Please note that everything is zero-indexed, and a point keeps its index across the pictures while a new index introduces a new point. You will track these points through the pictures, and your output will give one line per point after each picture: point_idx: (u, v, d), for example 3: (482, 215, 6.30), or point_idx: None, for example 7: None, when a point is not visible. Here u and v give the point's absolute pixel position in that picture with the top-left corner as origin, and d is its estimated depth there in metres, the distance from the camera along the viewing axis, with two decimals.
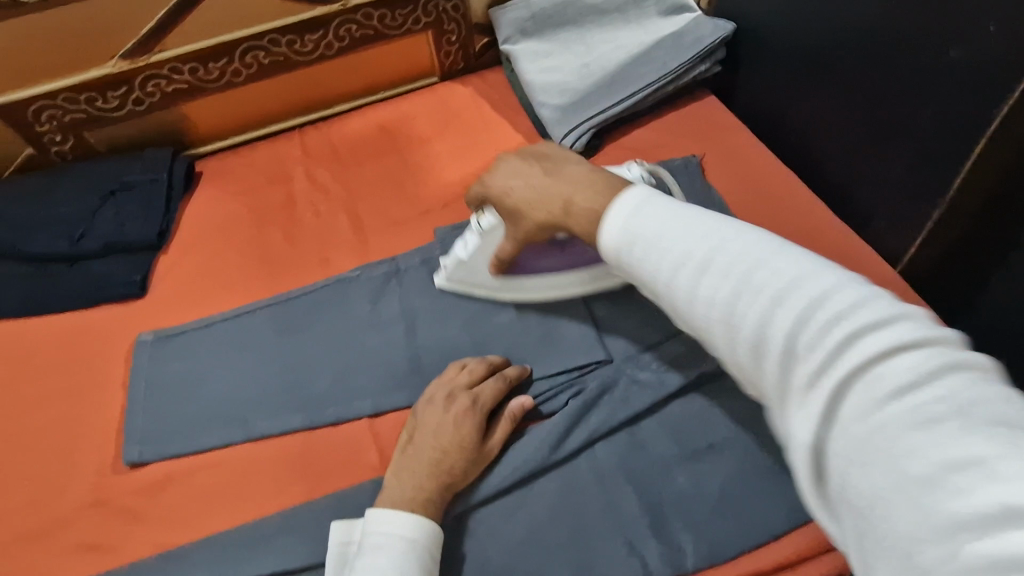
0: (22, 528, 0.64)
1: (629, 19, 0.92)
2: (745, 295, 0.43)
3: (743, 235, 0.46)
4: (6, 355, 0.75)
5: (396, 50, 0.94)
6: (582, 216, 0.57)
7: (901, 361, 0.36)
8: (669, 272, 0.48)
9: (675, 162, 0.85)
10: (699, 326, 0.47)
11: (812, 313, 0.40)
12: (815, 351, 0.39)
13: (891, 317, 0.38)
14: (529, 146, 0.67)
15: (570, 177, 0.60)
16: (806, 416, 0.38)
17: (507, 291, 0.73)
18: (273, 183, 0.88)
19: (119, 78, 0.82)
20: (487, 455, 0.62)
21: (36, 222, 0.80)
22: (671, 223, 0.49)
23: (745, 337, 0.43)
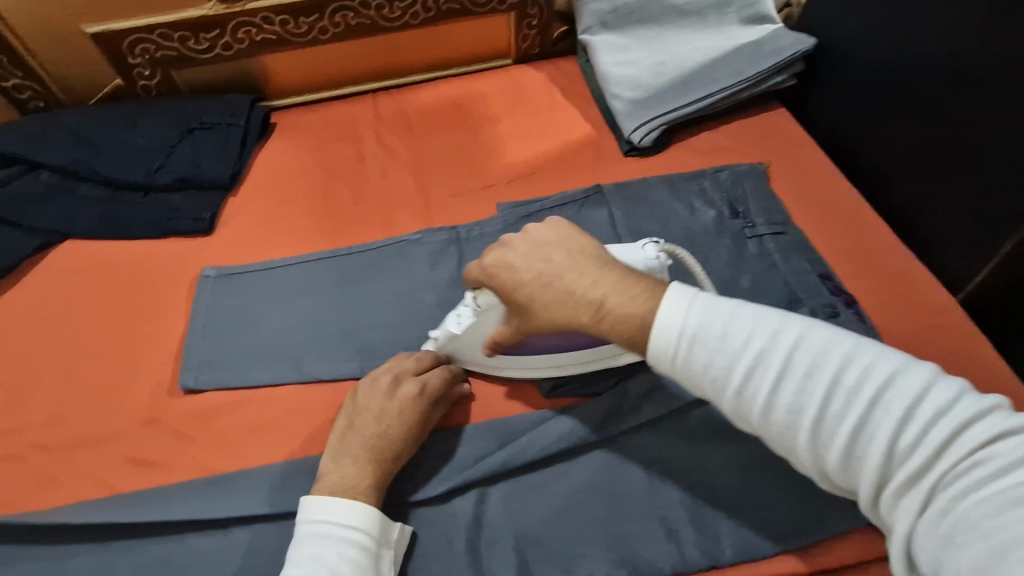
0: (79, 435, 0.66)
1: (710, 24, 0.92)
2: (831, 396, 0.45)
3: (812, 332, 0.48)
4: (77, 272, 0.78)
5: (478, 27, 0.96)
6: (618, 322, 0.54)
7: (995, 448, 0.39)
8: (741, 375, 0.48)
9: (741, 167, 0.85)
10: (779, 431, 0.47)
11: (912, 412, 0.42)
12: (915, 450, 0.42)
13: (979, 410, 0.41)
14: (536, 227, 0.60)
15: (592, 280, 0.56)
16: (910, 509, 0.41)
17: (505, 365, 0.68)
18: (344, 141, 0.90)
19: (213, 21, 0.84)
20: (421, 438, 0.63)
21: (117, 148, 0.83)
22: (739, 321, 0.49)
23: (839, 438, 0.44)
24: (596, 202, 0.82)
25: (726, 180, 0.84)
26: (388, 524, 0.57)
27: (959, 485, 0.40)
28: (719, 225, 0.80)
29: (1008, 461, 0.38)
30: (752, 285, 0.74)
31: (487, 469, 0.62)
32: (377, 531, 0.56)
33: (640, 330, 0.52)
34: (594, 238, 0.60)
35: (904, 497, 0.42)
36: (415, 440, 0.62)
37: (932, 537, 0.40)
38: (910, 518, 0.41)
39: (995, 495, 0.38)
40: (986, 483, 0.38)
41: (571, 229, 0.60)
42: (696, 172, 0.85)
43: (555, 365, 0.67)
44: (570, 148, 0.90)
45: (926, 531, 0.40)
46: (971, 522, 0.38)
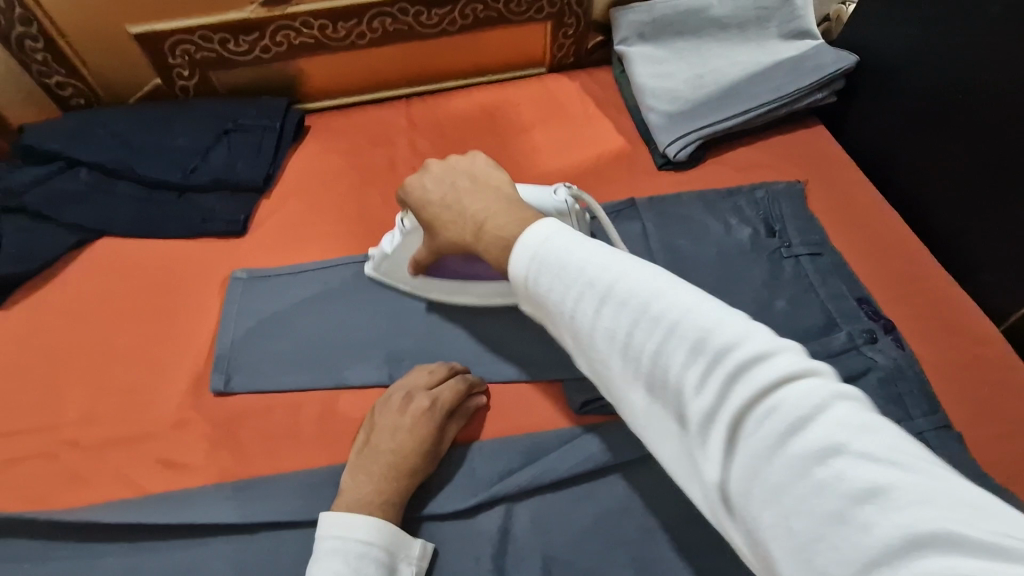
0: (112, 435, 0.66)
1: (749, 38, 0.92)
2: (645, 330, 0.45)
3: (640, 270, 0.48)
4: (112, 270, 0.78)
5: (513, 36, 0.96)
6: (490, 242, 0.57)
7: (787, 392, 0.38)
8: (574, 301, 0.49)
9: (778, 186, 0.83)
10: (602, 360, 0.48)
11: (706, 347, 0.42)
12: (707, 389, 0.41)
13: (772, 349, 0.40)
14: (455, 158, 0.66)
15: (480, 202, 0.60)
16: (713, 455, 0.40)
17: (430, 290, 0.74)
18: (377, 146, 0.90)
19: (253, 24, 0.84)
20: (438, 453, 0.63)
21: (154, 148, 0.84)
22: (578, 253, 0.50)
23: (647, 370, 0.45)
24: (630, 215, 0.81)
25: (763, 198, 0.82)
26: (406, 541, 0.57)
27: (751, 428, 0.39)
28: (754, 243, 0.78)
29: (800, 407, 0.37)
30: (789, 307, 0.73)
31: (515, 486, 0.61)
32: (395, 547, 0.56)
33: (505, 249, 0.56)
34: (507, 174, 0.64)
35: (703, 438, 0.41)
36: (430, 455, 0.62)
37: (737, 481, 0.39)
38: (713, 464, 0.40)
39: (793, 444, 0.37)
40: (778, 430, 0.37)
41: (486, 164, 0.65)
42: (731, 189, 0.83)
43: (472, 295, 0.73)
44: (602, 159, 0.89)
45: (728, 477, 0.40)
46: (770, 473, 0.37)
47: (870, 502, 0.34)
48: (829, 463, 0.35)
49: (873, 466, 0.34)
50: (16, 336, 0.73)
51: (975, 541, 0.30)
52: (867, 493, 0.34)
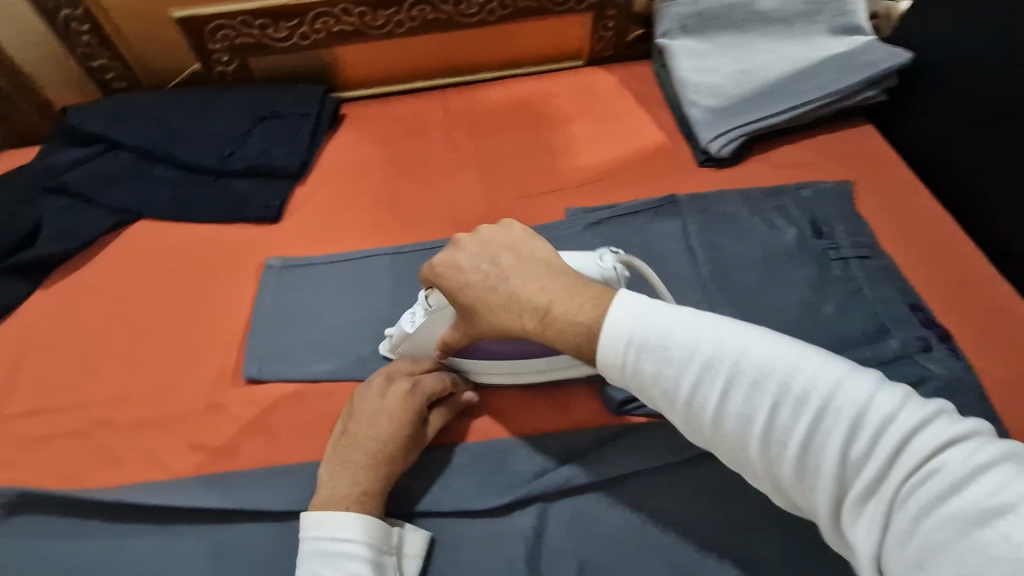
0: (144, 416, 0.66)
1: (795, 32, 0.88)
2: (784, 408, 0.43)
3: (758, 338, 0.46)
4: (147, 252, 0.79)
5: (553, 27, 0.94)
6: (561, 330, 0.52)
7: (950, 458, 0.38)
8: (692, 384, 0.46)
9: (825, 186, 0.81)
10: (731, 444, 0.45)
11: (863, 422, 0.41)
12: (869, 462, 0.40)
13: (926, 416, 0.40)
14: (489, 228, 0.58)
15: (535, 284, 0.54)
16: (870, 523, 0.40)
17: (461, 367, 0.67)
18: (412, 136, 0.89)
19: (293, 10, 0.84)
20: (421, 441, 0.61)
21: (192, 132, 0.84)
22: (693, 327, 0.47)
23: (791, 451, 0.42)
24: (670, 213, 0.79)
25: (809, 198, 0.79)
26: (386, 532, 0.55)
27: (914, 496, 0.38)
28: (800, 245, 0.75)
29: (965, 471, 0.37)
30: (836, 312, 0.70)
31: (550, 485, 0.60)
32: (377, 539, 0.54)
33: (581, 336, 0.51)
34: (549, 245, 0.58)
35: (862, 509, 0.40)
36: (412, 442, 0.60)
37: (897, 557, 0.38)
38: (870, 535, 0.39)
39: (955, 506, 0.36)
40: (945, 495, 0.37)
41: (525, 234, 0.58)
42: (776, 189, 0.81)
43: (508, 372, 0.66)
44: (641, 155, 0.87)
45: (884, 546, 0.39)
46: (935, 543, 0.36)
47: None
48: (995, 525, 0.35)
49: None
50: (53, 314, 0.74)
51: None
52: None
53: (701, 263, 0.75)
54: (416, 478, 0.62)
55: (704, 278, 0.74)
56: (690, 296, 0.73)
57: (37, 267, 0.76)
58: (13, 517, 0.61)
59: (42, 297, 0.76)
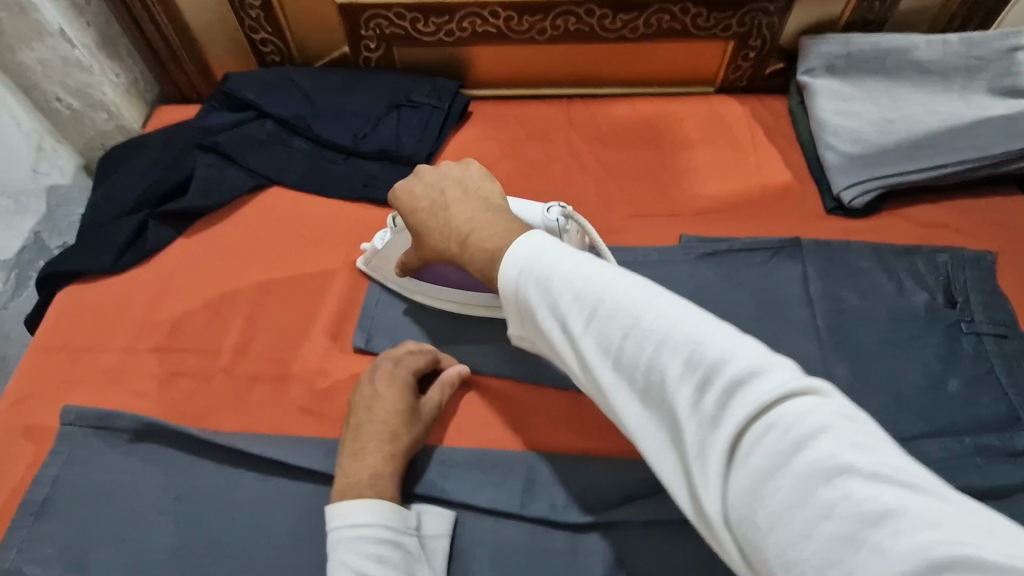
0: (263, 371, 0.72)
1: (952, 88, 0.83)
2: (638, 344, 0.43)
3: (627, 278, 0.46)
4: (279, 217, 0.84)
5: (691, 51, 0.93)
6: (474, 252, 0.56)
7: (787, 408, 0.36)
8: (559, 316, 0.46)
9: (966, 254, 0.75)
10: (591, 379, 0.45)
11: (701, 362, 0.40)
12: (701, 405, 0.39)
13: (767, 364, 0.38)
14: (450, 165, 0.63)
15: (467, 212, 0.58)
16: (710, 472, 0.38)
17: (418, 292, 0.75)
18: (535, 142, 0.91)
19: (445, 8, 0.87)
20: (419, 421, 0.64)
21: (332, 111, 0.89)
22: (567, 265, 0.47)
23: (638, 387, 0.43)
24: (791, 255, 0.76)
25: (946, 263, 0.75)
26: (403, 512, 0.58)
27: (749, 448, 0.37)
28: (930, 312, 0.71)
29: (801, 426, 0.35)
30: (963, 390, 0.66)
31: (638, 515, 0.60)
32: (393, 518, 0.57)
33: (487, 259, 0.54)
34: (500, 186, 0.62)
35: (701, 459, 0.38)
36: (410, 421, 0.63)
37: (737, 510, 0.36)
38: (712, 489, 0.37)
39: (794, 462, 0.35)
40: (779, 450, 0.36)
41: (479, 174, 0.62)
42: (909, 248, 0.77)
43: (462, 301, 0.73)
44: (765, 192, 0.85)
45: (728, 503, 0.37)
46: (771, 496, 0.35)
47: (879, 525, 0.32)
48: (837, 484, 0.34)
49: (880, 487, 0.33)
50: (191, 262, 0.81)
51: (986, 559, 0.29)
52: (878, 516, 0.32)
53: (818, 314, 0.72)
54: (506, 484, 0.63)
55: (818, 330, 0.71)
56: (802, 344, 0.71)
57: (183, 218, 0.83)
58: (137, 444, 0.66)
59: (182, 246, 0.82)
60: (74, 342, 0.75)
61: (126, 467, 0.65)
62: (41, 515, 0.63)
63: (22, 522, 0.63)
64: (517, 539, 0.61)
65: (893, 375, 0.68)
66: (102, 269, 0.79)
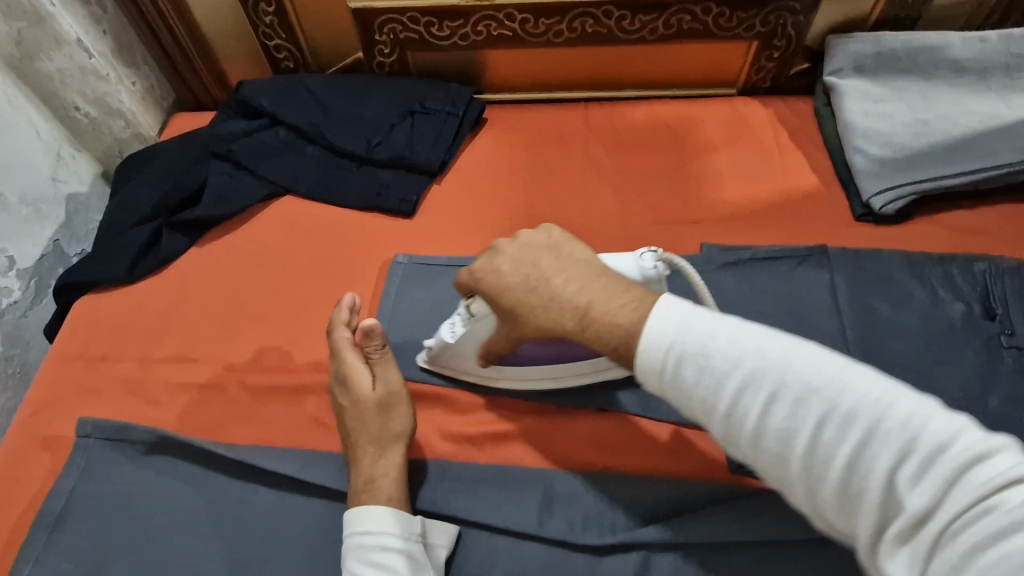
0: (274, 383, 0.71)
1: (990, 87, 0.80)
2: (829, 424, 0.39)
3: (809, 349, 0.42)
4: (292, 227, 0.83)
5: (713, 51, 0.90)
6: (602, 332, 0.49)
7: (1017, 496, 0.33)
8: (731, 394, 0.42)
9: (1006, 262, 0.71)
10: (771, 461, 0.41)
11: (914, 447, 0.36)
12: (916, 494, 0.36)
13: (989, 448, 0.35)
14: (528, 233, 0.57)
15: (574, 284, 0.51)
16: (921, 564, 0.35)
17: (500, 377, 0.67)
18: (551, 148, 0.89)
19: (460, 11, 0.85)
20: (397, 400, 0.63)
21: (345, 118, 0.88)
22: (741, 337, 0.43)
23: (833, 473, 0.38)
24: (818, 264, 0.74)
25: (984, 272, 0.71)
26: (406, 518, 0.57)
27: (968, 539, 0.33)
28: (964, 324, 0.68)
29: None
30: (1006, 408, 0.63)
31: (659, 537, 0.58)
32: (399, 526, 0.56)
33: (623, 341, 0.47)
34: (588, 246, 0.56)
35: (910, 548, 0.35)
36: (396, 412, 0.63)
37: None
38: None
39: (1018, 555, 0.31)
40: (1005, 543, 0.32)
41: (564, 237, 0.56)
42: (943, 256, 0.73)
43: (552, 378, 0.67)
44: (791, 198, 0.82)
45: None
46: None
47: None
48: None
49: None
50: (206, 271, 0.80)
51: None
52: None
53: (849, 327, 0.70)
54: (520, 503, 0.62)
55: (848, 343, 0.69)
56: None
57: (196, 227, 0.83)
58: (149, 456, 0.66)
59: (196, 255, 0.82)
60: (91, 352, 0.75)
61: (137, 480, 0.65)
62: (55, 528, 0.63)
63: (38, 534, 0.63)
64: (533, 560, 0.60)
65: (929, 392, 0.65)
66: (117, 277, 0.79)
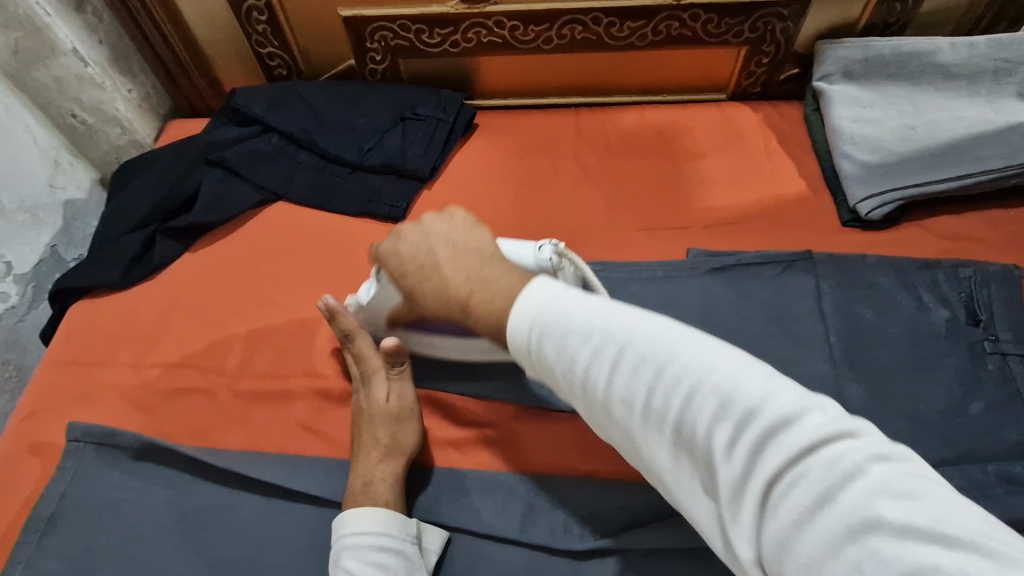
0: (264, 388, 0.72)
1: (980, 93, 0.80)
2: (663, 393, 0.41)
3: (649, 322, 0.44)
4: (284, 233, 0.84)
5: (703, 57, 0.90)
6: (478, 317, 0.51)
7: (820, 457, 0.35)
8: (581, 368, 0.44)
9: (992, 267, 0.71)
10: (618, 429, 0.43)
11: (730, 411, 0.38)
12: (734, 456, 0.37)
13: (798, 410, 0.37)
14: (433, 218, 0.59)
15: (461, 271, 0.54)
16: (740, 523, 0.37)
17: (408, 341, 0.70)
18: (541, 153, 0.90)
19: (450, 19, 0.86)
20: (406, 416, 0.65)
21: (337, 125, 0.88)
22: (589, 311, 0.45)
23: (668, 439, 0.41)
24: (804, 270, 0.74)
25: (970, 278, 0.71)
26: (406, 520, 0.59)
27: (780, 499, 0.35)
28: (949, 330, 0.69)
29: (833, 477, 0.34)
30: (987, 415, 0.63)
31: (641, 543, 0.59)
32: (393, 527, 0.58)
33: (497, 324, 0.50)
34: (491, 233, 0.58)
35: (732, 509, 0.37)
36: (404, 425, 0.64)
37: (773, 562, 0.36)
38: (744, 539, 0.37)
39: (826, 515, 0.34)
40: (811, 503, 0.34)
41: (466, 224, 0.59)
42: (930, 262, 0.73)
43: (458, 351, 0.68)
44: (778, 203, 0.82)
45: (761, 553, 0.36)
46: (804, 553, 0.34)
47: None
48: (865, 540, 0.32)
49: (915, 543, 0.31)
50: (198, 277, 0.81)
51: None
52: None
53: (833, 333, 0.70)
54: (504, 509, 0.62)
55: (832, 349, 0.69)
56: (817, 365, 0.68)
57: (190, 233, 0.84)
58: (141, 460, 0.67)
59: (189, 260, 0.83)
60: (84, 357, 0.76)
61: (130, 483, 0.66)
62: (49, 531, 0.64)
63: (31, 538, 0.64)
64: (515, 564, 0.60)
65: (912, 398, 0.65)
66: (112, 283, 0.80)
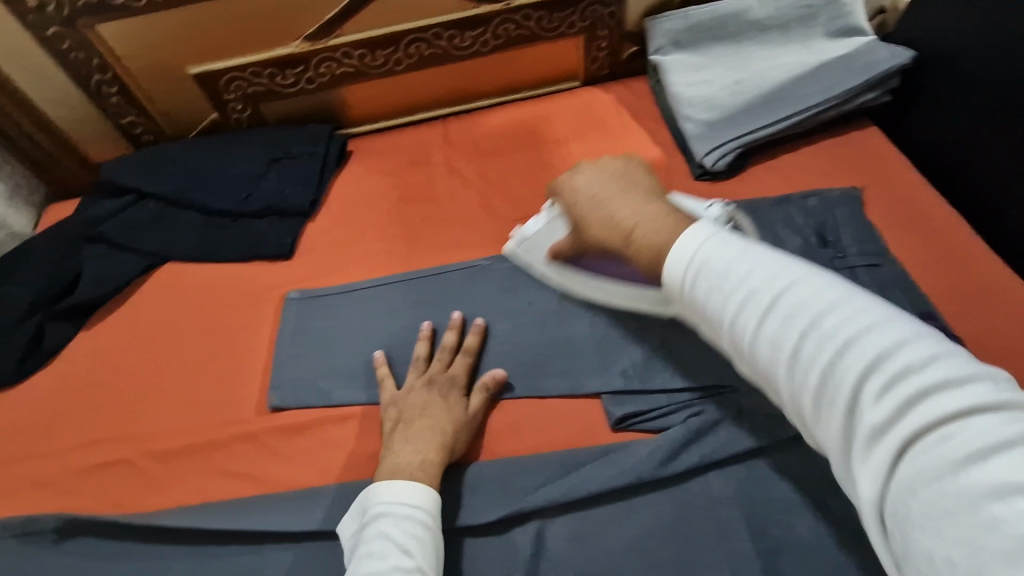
0: (178, 445, 0.73)
1: (790, 39, 0.89)
2: (814, 341, 0.42)
3: (814, 279, 0.45)
4: (178, 292, 0.85)
5: (546, 51, 0.96)
6: (638, 246, 0.58)
7: (976, 423, 0.34)
8: (734, 312, 0.47)
9: (834, 193, 0.81)
10: (763, 371, 0.45)
11: (882, 365, 0.39)
12: (881, 405, 0.38)
13: (965, 376, 0.36)
14: (607, 161, 0.69)
15: (630, 205, 0.62)
16: (873, 466, 0.37)
17: (568, 283, 0.76)
18: (416, 166, 0.94)
19: (299, 58, 0.89)
20: (467, 427, 0.67)
21: (211, 177, 0.90)
22: (749, 262, 0.48)
23: (809, 386, 0.42)
24: None
25: (816, 207, 0.80)
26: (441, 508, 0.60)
27: (917, 448, 0.36)
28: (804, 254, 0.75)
29: (982, 442, 0.34)
30: None
31: (549, 500, 0.63)
32: (437, 515, 0.59)
33: (654, 255, 0.56)
34: (660, 184, 0.67)
35: (865, 455, 0.38)
36: (463, 431, 0.67)
37: (895, 500, 0.36)
38: (873, 478, 0.37)
39: (960, 474, 0.33)
40: (947, 458, 0.34)
41: (641, 167, 0.68)
42: (781, 198, 0.81)
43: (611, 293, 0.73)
44: None
45: (883, 491, 0.37)
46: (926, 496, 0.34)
47: None
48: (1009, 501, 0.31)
49: None
50: (100, 351, 0.82)
51: None
52: None
53: None
54: None
55: None
56: None
57: (81, 311, 0.84)
58: (65, 540, 0.67)
59: (87, 338, 0.83)
60: None
61: (55, 567, 0.66)
62: None
63: None
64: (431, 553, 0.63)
65: None
66: (8, 376, 0.79)
